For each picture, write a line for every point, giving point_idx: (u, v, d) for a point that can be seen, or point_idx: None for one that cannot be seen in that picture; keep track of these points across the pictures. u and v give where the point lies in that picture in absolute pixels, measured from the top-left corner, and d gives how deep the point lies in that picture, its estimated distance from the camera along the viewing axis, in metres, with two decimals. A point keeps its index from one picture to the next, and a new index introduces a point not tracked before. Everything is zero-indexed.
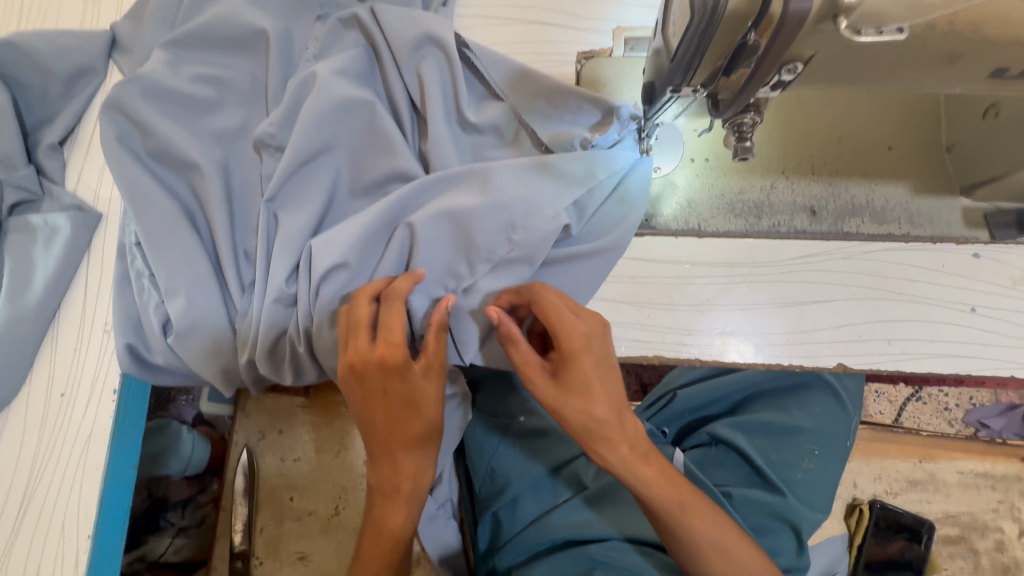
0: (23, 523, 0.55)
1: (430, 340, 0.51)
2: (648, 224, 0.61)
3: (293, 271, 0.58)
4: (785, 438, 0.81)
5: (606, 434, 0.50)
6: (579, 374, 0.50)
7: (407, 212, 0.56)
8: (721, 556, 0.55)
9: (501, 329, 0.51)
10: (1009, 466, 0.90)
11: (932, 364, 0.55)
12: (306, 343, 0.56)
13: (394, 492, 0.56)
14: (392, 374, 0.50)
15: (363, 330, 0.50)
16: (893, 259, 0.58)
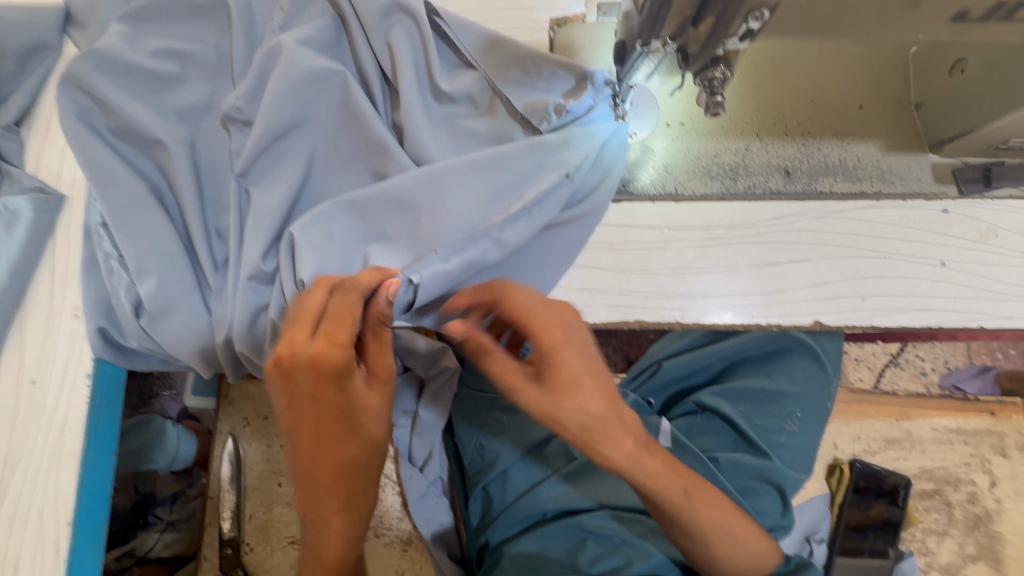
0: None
1: (370, 340, 0.49)
2: (625, 190, 0.61)
3: (270, 247, 0.57)
4: (767, 402, 0.82)
5: (607, 429, 0.47)
6: (562, 369, 0.47)
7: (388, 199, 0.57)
8: (728, 538, 0.57)
9: (471, 343, 0.49)
10: (980, 421, 0.93)
11: (904, 318, 0.57)
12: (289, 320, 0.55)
13: (329, 509, 0.53)
14: (335, 385, 0.46)
15: (304, 324, 0.46)
16: (864, 217, 0.59)
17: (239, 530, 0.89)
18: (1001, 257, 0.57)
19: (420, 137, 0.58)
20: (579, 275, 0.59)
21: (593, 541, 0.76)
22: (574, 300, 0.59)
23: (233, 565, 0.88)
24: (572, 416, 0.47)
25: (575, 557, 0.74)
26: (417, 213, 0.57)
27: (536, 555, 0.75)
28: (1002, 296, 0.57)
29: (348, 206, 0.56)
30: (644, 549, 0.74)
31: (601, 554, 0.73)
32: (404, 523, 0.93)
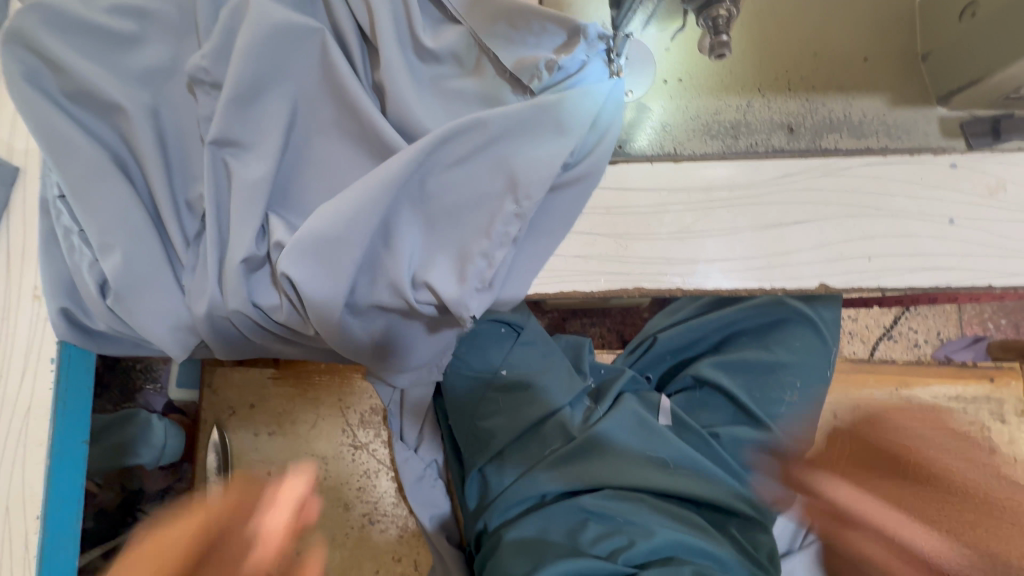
0: None
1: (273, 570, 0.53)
2: (622, 151, 0.58)
3: (261, 232, 0.54)
4: (766, 374, 0.81)
5: None
6: None
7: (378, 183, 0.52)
8: None
9: None
10: (979, 387, 0.92)
11: (911, 278, 0.55)
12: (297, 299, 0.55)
13: None
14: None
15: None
16: (872, 173, 0.56)
17: None
18: (1012, 213, 0.55)
19: (403, 97, 0.54)
20: (576, 242, 0.56)
21: (595, 522, 0.74)
22: (570, 268, 0.56)
23: None
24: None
25: (576, 540, 0.73)
26: (417, 204, 0.55)
27: (537, 537, 0.75)
28: (1013, 253, 0.55)
29: (340, 204, 0.53)
30: (645, 528, 0.72)
31: (602, 535, 0.73)
32: (399, 508, 0.91)
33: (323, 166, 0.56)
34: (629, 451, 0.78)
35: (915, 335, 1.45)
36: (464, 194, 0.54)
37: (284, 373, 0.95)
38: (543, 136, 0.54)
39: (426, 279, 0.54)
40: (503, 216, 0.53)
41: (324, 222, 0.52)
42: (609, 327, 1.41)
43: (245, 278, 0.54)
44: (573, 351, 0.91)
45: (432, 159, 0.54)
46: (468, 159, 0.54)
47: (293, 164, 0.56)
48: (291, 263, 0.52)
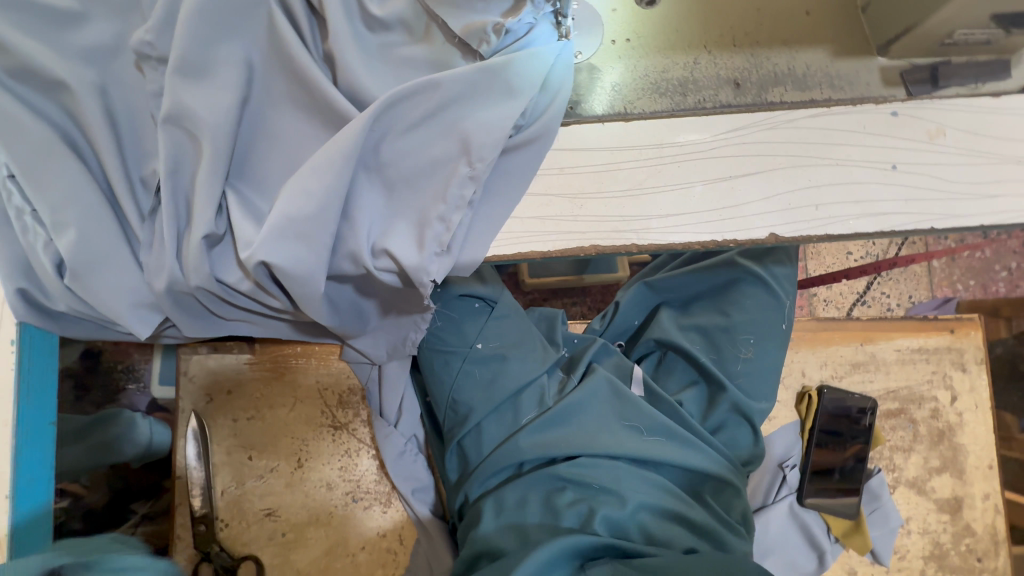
0: None
1: None
2: (574, 112, 0.59)
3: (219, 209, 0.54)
4: (721, 336, 0.85)
5: None
6: None
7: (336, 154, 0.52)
8: None
9: None
10: (940, 339, 0.95)
11: (857, 225, 0.56)
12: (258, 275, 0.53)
13: None
14: None
15: None
16: (817, 124, 0.58)
17: (211, 506, 0.88)
18: (952, 156, 0.57)
19: (353, 65, 0.54)
20: (532, 203, 0.57)
21: (572, 488, 0.73)
22: (527, 229, 0.57)
23: (207, 542, 0.87)
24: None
25: (553, 507, 0.72)
26: (377, 175, 0.55)
27: (514, 505, 0.74)
28: (954, 195, 0.57)
29: (300, 177, 0.52)
30: (621, 496, 0.72)
31: (578, 501, 0.72)
32: (382, 485, 0.92)
33: (275, 138, 0.56)
34: (605, 415, 0.79)
35: (888, 299, 1.49)
36: (418, 161, 0.55)
37: (259, 358, 0.95)
38: (492, 100, 0.55)
39: (386, 248, 0.54)
40: (458, 179, 0.54)
41: (288, 200, 0.51)
42: (589, 305, 1.42)
43: (206, 253, 0.54)
44: (546, 322, 0.92)
45: (389, 131, 0.54)
46: (419, 129, 0.55)
47: (248, 135, 0.56)
48: (271, 249, 0.51)
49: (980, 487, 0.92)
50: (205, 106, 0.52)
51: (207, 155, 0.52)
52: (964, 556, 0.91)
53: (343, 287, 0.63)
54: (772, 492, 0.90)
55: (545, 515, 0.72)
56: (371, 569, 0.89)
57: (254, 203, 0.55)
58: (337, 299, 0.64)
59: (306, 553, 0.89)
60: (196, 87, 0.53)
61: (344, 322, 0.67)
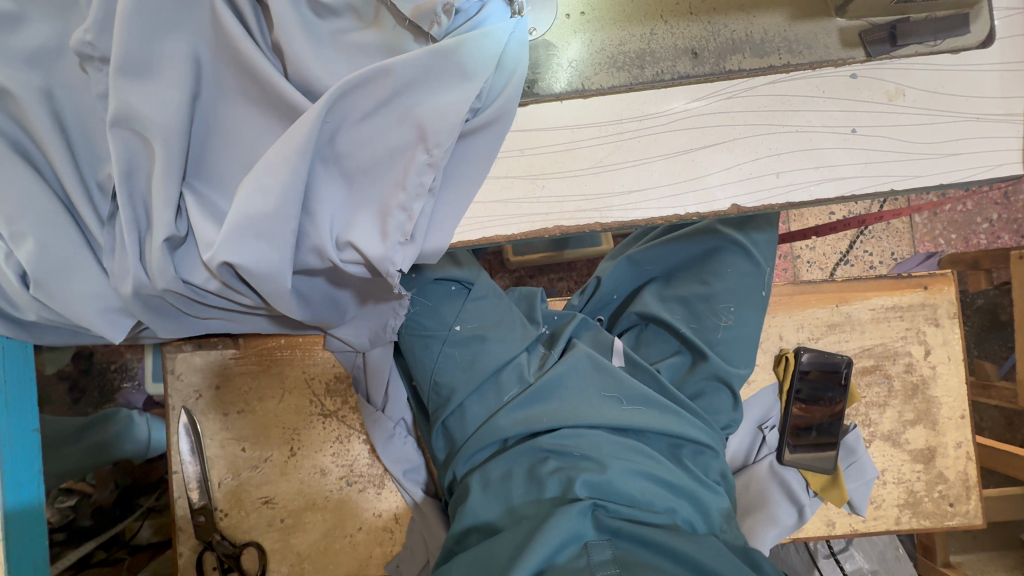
0: None
1: None
2: (531, 92, 0.58)
3: (178, 212, 0.53)
4: (701, 305, 0.87)
5: None
6: None
7: (291, 148, 0.51)
8: None
9: None
10: (915, 296, 0.97)
11: (817, 191, 0.57)
12: (221, 276, 0.53)
13: None
14: None
15: None
16: (776, 91, 0.57)
17: (209, 498, 0.90)
18: (912, 116, 0.57)
19: (301, 54, 0.53)
20: (493, 188, 0.57)
21: (554, 458, 0.73)
22: (491, 213, 0.57)
23: (208, 531, 0.89)
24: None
25: (536, 478, 0.72)
26: (335, 168, 0.55)
27: (500, 479, 0.73)
28: (912, 155, 0.57)
29: (257, 175, 0.51)
30: (601, 463, 0.71)
31: (561, 470, 0.71)
32: (374, 468, 0.94)
33: (230, 136, 0.55)
34: (585, 387, 0.81)
35: (870, 257, 1.50)
36: (375, 150, 0.54)
37: (245, 352, 0.97)
38: (447, 84, 0.54)
39: (350, 240, 0.54)
40: (417, 167, 0.53)
41: (246, 198, 0.51)
42: (575, 279, 1.43)
43: (169, 256, 0.54)
44: (526, 302, 0.93)
45: (343, 121, 0.54)
46: (375, 118, 0.54)
47: (203, 133, 0.55)
48: (233, 249, 0.51)
49: (952, 437, 0.96)
50: (153, 106, 0.51)
51: (159, 157, 0.51)
52: (937, 503, 0.95)
53: (315, 281, 0.63)
54: (753, 452, 0.94)
55: (530, 487, 0.71)
56: (369, 548, 0.92)
57: (213, 203, 0.55)
58: (310, 293, 0.64)
59: (305, 536, 0.92)
60: (142, 87, 0.51)
61: (319, 314, 0.67)
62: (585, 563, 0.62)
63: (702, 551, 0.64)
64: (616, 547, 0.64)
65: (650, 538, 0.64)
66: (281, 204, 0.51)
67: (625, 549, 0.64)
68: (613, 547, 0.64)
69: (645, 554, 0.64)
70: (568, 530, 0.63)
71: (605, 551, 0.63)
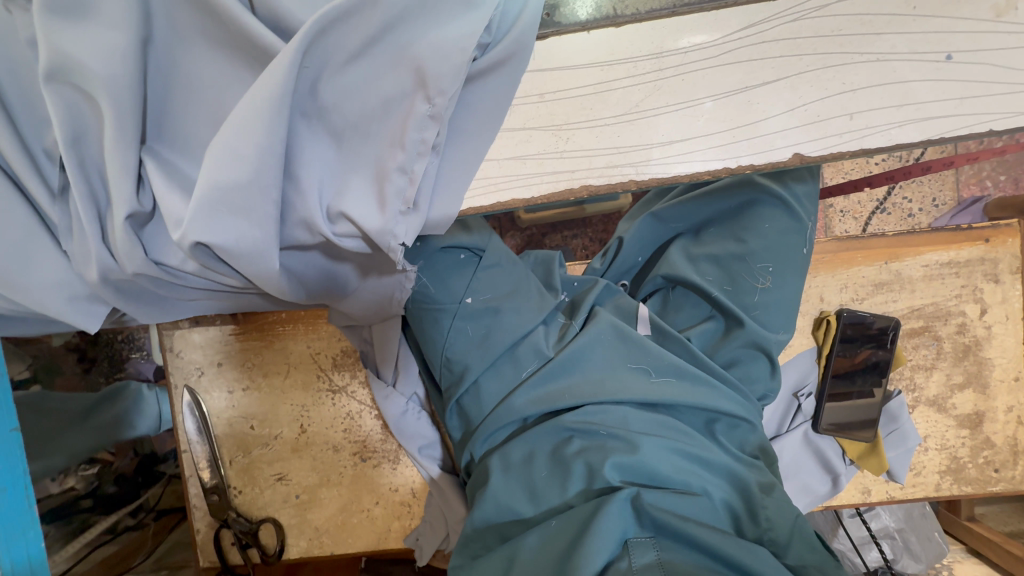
0: None
1: None
2: (552, 22, 0.48)
3: (140, 183, 0.46)
4: (736, 265, 0.79)
5: None
6: None
7: (263, 101, 0.42)
8: None
9: None
10: (974, 250, 0.89)
11: (898, 134, 0.47)
12: (199, 256, 0.46)
13: None
14: None
15: None
16: (853, 10, 0.46)
17: (221, 477, 0.88)
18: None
19: None
20: (508, 142, 0.48)
21: (579, 438, 0.67)
22: (505, 173, 0.49)
23: (223, 510, 0.88)
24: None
25: (561, 459, 0.67)
26: (319, 124, 0.46)
27: (521, 461, 0.68)
28: (1023, 86, 0.46)
29: (224, 136, 0.43)
30: (631, 442, 0.66)
31: (586, 450, 0.66)
32: (389, 443, 0.91)
33: (192, 88, 0.46)
34: (611, 360, 0.74)
35: (909, 205, 1.38)
36: (366, 101, 0.45)
37: (245, 327, 0.91)
38: (449, 14, 0.44)
39: (343, 211, 0.46)
40: (417, 119, 0.44)
41: (214, 166, 0.42)
42: (591, 237, 1.34)
43: (135, 236, 0.46)
44: (543, 267, 0.86)
45: (325, 67, 0.44)
46: (364, 61, 0.45)
47: (160, 86, 0.46)
48: (208, 226, 0.44)
49: (1003, 401, 0.90)
50: (91, 53, 0.42)
51: (107, 116, 0.43)
52: (981, 468, 0.90)
53: (308, 256, 0.56)
54: (787, 421, 0.89)
55: (554, 468, 0.67)
56: (387, 522, 0.91)
57: (180, 171, 0.47)
58: (302, 267, 0.56)
59: (322, 512, 0.90)
60: (77, 30, 0.42)
61: (313, 289, 0.60)
62: (626, 566, 0.54)
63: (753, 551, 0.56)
64: (660, 548, 0.57)
65: (699, 538, 0.56)
66: (258, 172, 0.43)
67: (669, 550, 0.56)
68: (655, 547, 0.56)
69: (688, 554, 0.56)
70: (608, 531, 0.56)
71: (648, 553, 0.56)
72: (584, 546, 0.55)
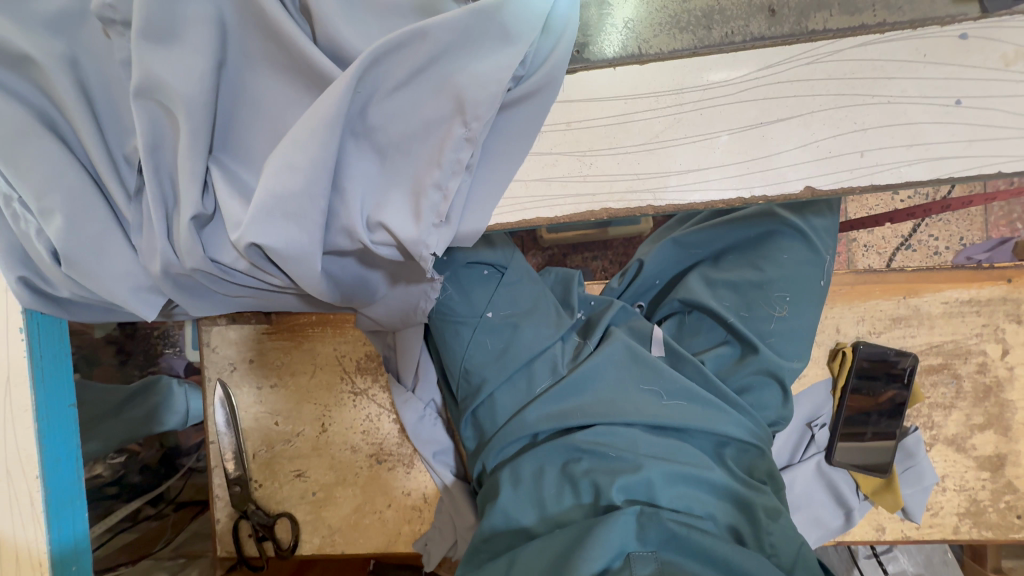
0: (15, 483, 0.55)
1: None
2: (581, 58, 0.53)
3: (205, 188, 0.51)
4: (753, 292, 0.81)
5: None
6: None
7: (321, 121, 0.47)
8: None
9: None
10: (995, 290, 0.89)
11: (907, 172, 0.49)
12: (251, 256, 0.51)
13: None
14: None
15: None
16: (866, 55, 0.49)
17: (245, 469, 0.91)
18: None
19: (331, 16, 0.48)
20: (536, 164, 0.53)
21: (588, 458, 0.69)
22: (531, 193, 0.53)
23: (244, 501, 0.91)
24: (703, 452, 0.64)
25: (570, 477, 0.69)
26: (368, 144, 0.51)
27: (530, 477, 0.70)
28: None
29: (284, 151, 0.48)
30: (636, 463, 0.67)
31: (594, 471, 0.68)
32: (404, 447, 0.94)
33: (257, 106, 0.52)
34: (622, 383, 0.76)
35: (935, 243, 1.37)
36: (411, 123, 0.50)
37: (278, 327, 0.97)
38: (488, 48, 0.49)
39: (382, 220, 0.51)
40: (454, 141, 0.49)
41: (273, 176, 0.47)
42: (611, 259, 1.36)
43: (196, 235, 0.51)
44: (562, 285, 0.89)
45: (376, 94, 0.49)
46: (413, 88, 0.50)
47: (228, 105, 0.52)
48: (262, 230, 0.48)
49: None
50: (175, 74, 0.47)
51: (184, 128, 0.48)
52: (1003, 514, 0.88)
53: (344, 261, 0.60)
54: (799, 451, 0.89)
55: (563, 486, 0.69)
56: (397, 525, 0.93)
57: (240, 178, 0.52)
58: (340, 273, 0.61)
59: (337, 510, 0.93)
60: (165, 53, 0.48)
61: (347, 293, 0.64)
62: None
63: (753, 563, 0.58)
64: (660, 561, 0.59)
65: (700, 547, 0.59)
66: (310, 184, 0.48)
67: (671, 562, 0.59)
68: (657, 560, 0.58)
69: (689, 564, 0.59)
70: (611, 541, 0.58)
71: (649, 566, 0.58)
72: (585, 549, 0.58)
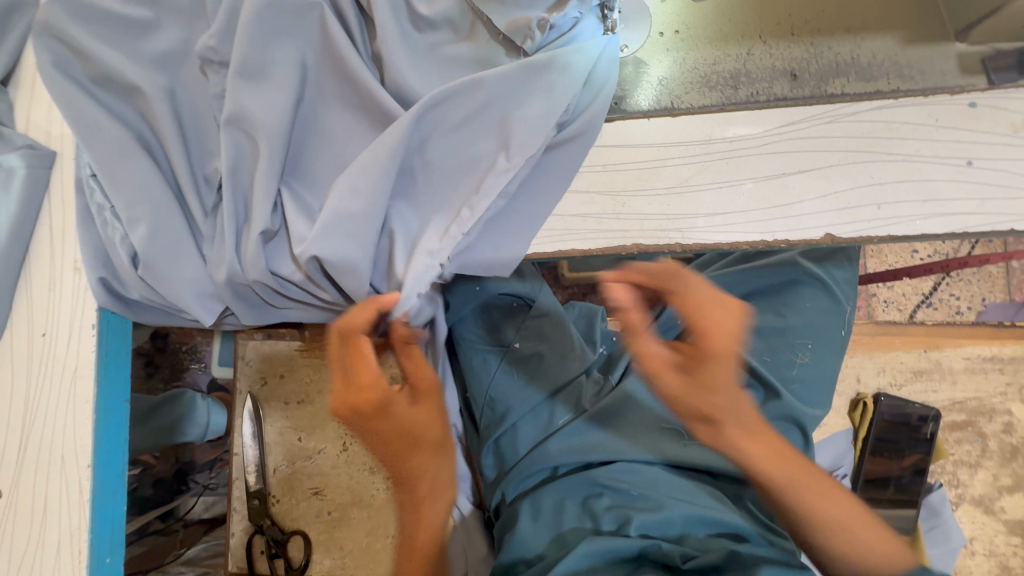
0: (67, 471, 0.58)
1: None
2: (618, 108, 0.59)
3: (274, 208, 0.56)
4: (776, 338, 0.83)
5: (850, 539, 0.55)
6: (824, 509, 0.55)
7: (385, 154, 0.53)
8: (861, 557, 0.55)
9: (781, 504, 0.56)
10: (1018, 348, 0.90)
11: (923, 225, 0.52)
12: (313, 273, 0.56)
13: None
14: None
15: None
16: (881, 116, 0.54)
17: (265, 483, 0.94)
18: None
19: (400, 66, 0.55)
20: (574, 201, 0.57)
21: (609, 495, 0.70)
22: (567, 227, 0.57)
23: (260, 516, 0.92)
24: (700, 406, 0.49)
25: (591, 512, 0.69)
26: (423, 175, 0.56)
27: (551, 510, 0.71)
28: None
29: (350, 177, 0.53)
30: (658, 503, 0.68)
31: (617, 507, 0.69)
32: None
33: (326, 138, 0.58)
34: (643, 421, 0.78)
35: (957, 302, 1.37)
36: (462, 159, 0.55)
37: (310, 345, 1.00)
38: (535, 96, 0.55)
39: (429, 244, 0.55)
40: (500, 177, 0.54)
41: (339, 200, 0.53)
42: None
43: (262, 249, 0.56)
44: (585, 319, 0.89)
45: (434, 132, 0.55)
46: (463, 130, 0.55)
47: (302, 136, 0.58)
48: (323, 248, 0.53)
49: None
50: (262, 107, 0.54)
51: (264, 154, 0.54)
52: None
53: None
54: None
55: (583, 520, 0.69)
56: None
57: (306, 202, 0.57)
58: None
59: (350, 532, 0.94)
60: (254, 89, 0.55)
61: None
62: None
63: None
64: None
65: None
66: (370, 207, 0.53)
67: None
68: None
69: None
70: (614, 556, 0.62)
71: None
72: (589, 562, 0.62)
